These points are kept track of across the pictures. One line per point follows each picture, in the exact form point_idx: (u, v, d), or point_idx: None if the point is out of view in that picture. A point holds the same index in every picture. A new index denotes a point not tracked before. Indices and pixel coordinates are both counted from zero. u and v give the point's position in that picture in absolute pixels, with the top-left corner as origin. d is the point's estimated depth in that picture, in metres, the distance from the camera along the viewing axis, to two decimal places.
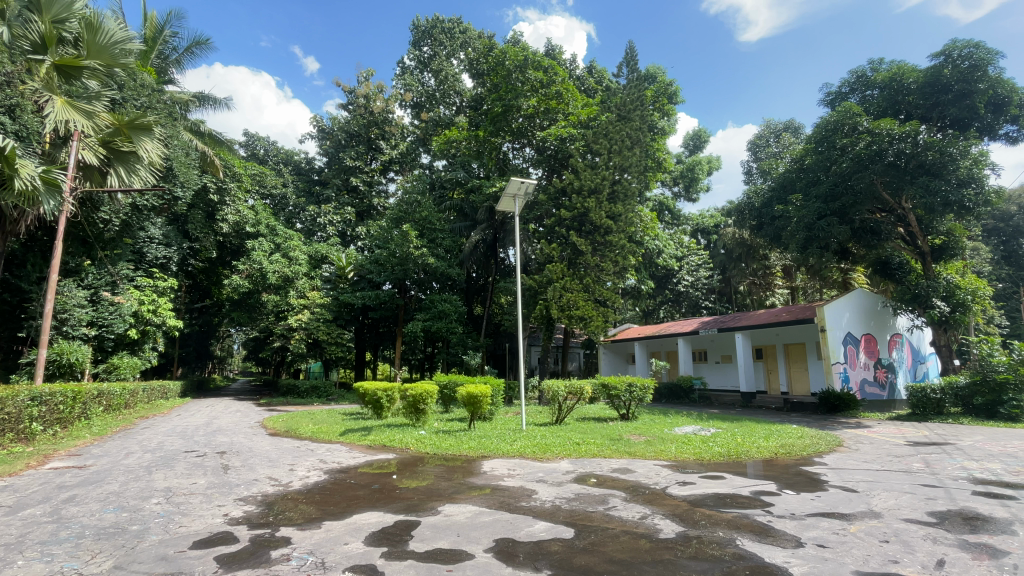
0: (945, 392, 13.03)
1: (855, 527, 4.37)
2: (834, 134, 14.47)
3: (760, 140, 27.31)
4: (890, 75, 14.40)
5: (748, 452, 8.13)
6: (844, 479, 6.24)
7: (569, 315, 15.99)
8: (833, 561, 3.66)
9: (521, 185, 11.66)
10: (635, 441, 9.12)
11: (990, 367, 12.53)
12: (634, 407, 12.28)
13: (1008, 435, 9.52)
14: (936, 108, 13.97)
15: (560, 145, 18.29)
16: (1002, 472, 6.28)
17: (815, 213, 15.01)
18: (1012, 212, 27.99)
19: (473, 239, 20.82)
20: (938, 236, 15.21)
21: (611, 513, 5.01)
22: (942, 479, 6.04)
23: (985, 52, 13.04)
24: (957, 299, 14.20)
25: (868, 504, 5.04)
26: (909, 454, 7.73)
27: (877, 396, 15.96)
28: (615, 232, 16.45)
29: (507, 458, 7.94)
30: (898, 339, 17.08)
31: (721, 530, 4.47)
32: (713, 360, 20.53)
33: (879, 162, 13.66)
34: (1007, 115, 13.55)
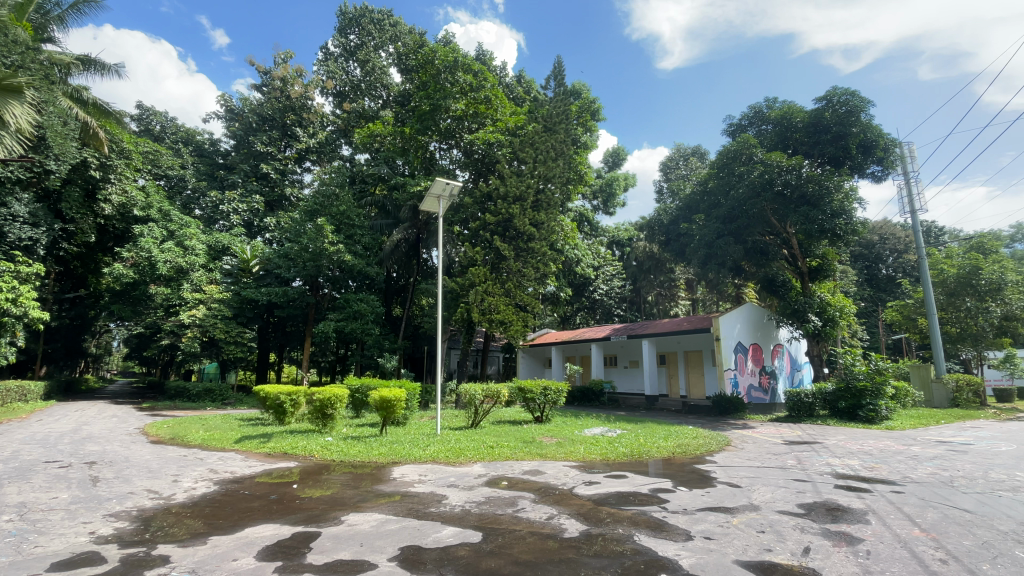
0: (815, 397, 14.83)
1: (737, 519, 4.80)
2: (733, 161, 15.90)
3: (671, 162, 29.38)
4: (782, 113, 16.13)
5: (650, 452, 8.63)
6: (730, 475, 6.84)
7: (490, 319, 16.08)
8: (717, 552, 3.99)
9: (446, 187, 11.53)
10: (546, 443, 9.34)
11: (853, 376, 14.31)
12: (548, 410, 12.54)
13: (863, 435, 11.00)
14: (817, 146, 15.88)
15: (487, 150, 18.40)
16: (859, 468, 7.22)
17: (714, 233, 16.70)
18: (872, 241, 32.55)
19: (394, 237, 20.26)
20: (814, 258, 17.10)
21: (519, 516, 5.07)
22: (811, 475, 6.82)
23: (859, 100, 15.12)
24: (828, 315, 16.22)
25: (750, 498, 5.56)
26: (785, 452, 8.66)
27: (761, 399, 17.68)
28: (537, 240, 16.79)
29: (418, 463, 7.75)
30: (780, 348, 19.10)
31: (622, 527, 4.69)
32: (622, 365, 21.62)
33: (769, 190, 15.27)
34: (874, 157, 15.54)
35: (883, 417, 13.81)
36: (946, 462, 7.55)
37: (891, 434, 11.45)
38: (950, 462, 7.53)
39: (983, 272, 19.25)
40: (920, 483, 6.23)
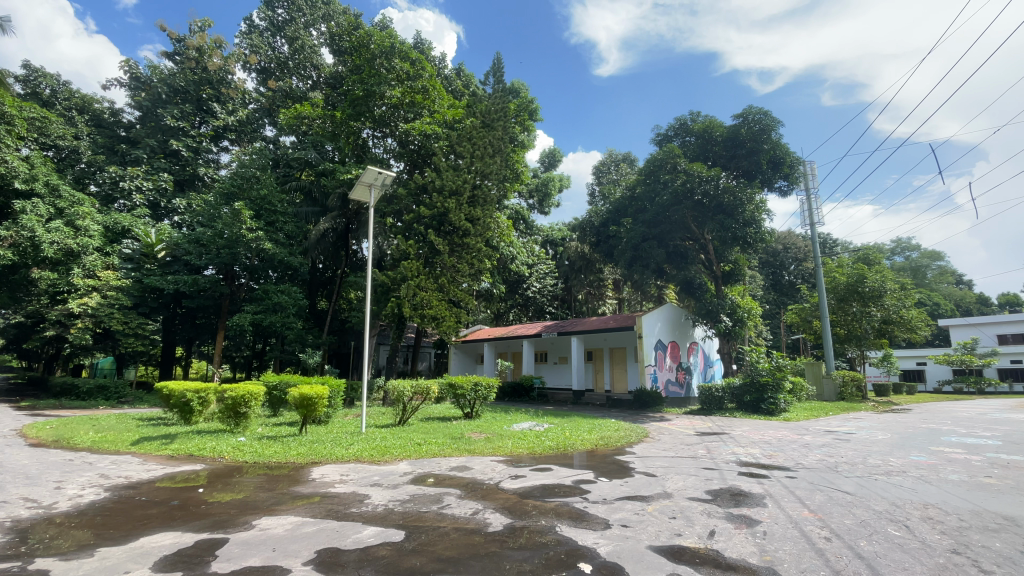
0: (725, 391, 16.06)
1: (651, 507, 5.08)
2: (659, 169, 16.79)
3: (603, 166, 30.47)
4: (704, 127, 17.20)
5: (574, 444, 8.92)
6: (648, 465, 7.23)
7: (421, 314, 15.80)
8: (632, 539, 4.19)
9: (378, 176, 11.11)
10: (475, 439, 9.35)
11: (757, 371, 15.62)
12: (478, 406, 12.54)
13: (764, 426, 12.06)
14: (734, 159, 17.12)
15: (423, 142, 18.05)
16: (759, 456, 7.91)
17: (640, 236, 17.52)
18: (778, 250, 35.71)
19: (321, 227, 19.40)
20: (727, 263, 18.48)
21: (444, 512, 5.03)
22: (718, 463, 7.38)
23: (770, 120, 16.50)
24: (738, 315, 17.60)
25: (664, 486, 5.91)
26: (696, 442, 9.30)
27: (677, 393, 18.81)
28: (473, 235, 16.67)
29: (340, 463, 7.46)
30: (695, 346, 20.44)
31: (544, 519, 4.80)
32: (552, 361, 22.14)
33: (689, 198, 16.41)
34: (781, 173, 16.99)
35: (782, 409, 15.23)
36: (831, 449, 8.46)
37: (787, 424, 12.66)
38: (834, 449, 8.45)
39: (867, 280, 21.78)
40: (810, 469, 6.95)
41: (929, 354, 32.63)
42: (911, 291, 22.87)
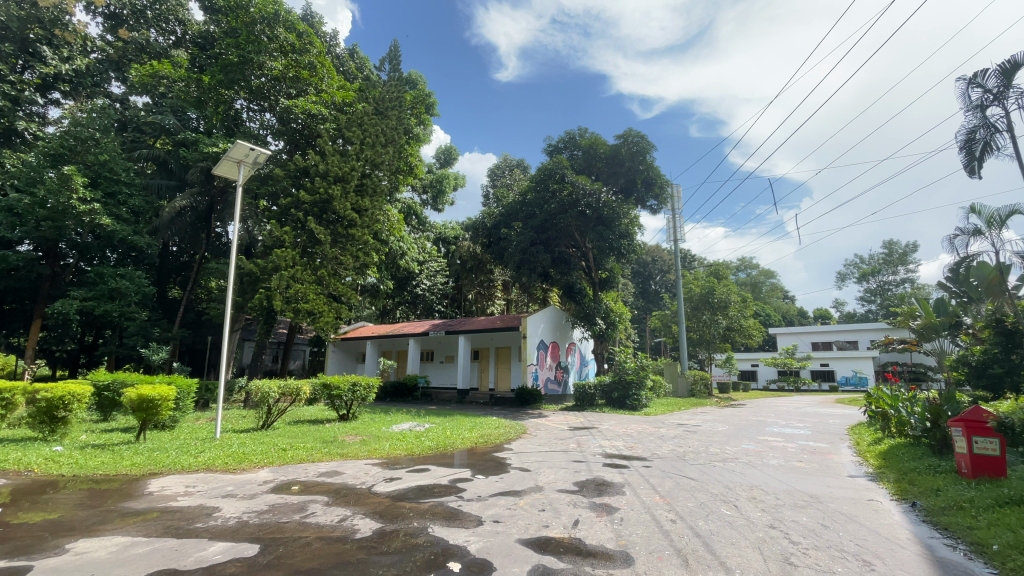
0: (597, 389, 17.29)
1: (523, 501, 5.26)
2: (548, 179, 17.57)
3: (498, 169, 31.02)
4: (590, 143, 18.35)
5: (453, 443, 8.91)
6: (523, 461, 7.50)
7: (295, 308, 14.61)
8: (502, 534, 4.30)
9: (249, 153, 10.04)
10: (348, 442, 8.89)
11: (624, 370, 17.09)
12: (355, 406, 11.95)
13: (628, 420, 13.22)
14: (613, 176, 18.53)
15: (308, 122, 16.70)
16: (622, 448, 8.65)
17: (529, 240, 17.94)
18: (648, 261, 39.43)
19: (177, 204, 17.05)
20: (604, 271, 19.79)
21: (306, 521, 4.68)
22: (587, 455, 7.90)
23: (646, 143, 18.04)
24: (611, 319, 19.11)
25: (536, 480, 6.17)
26: (569, 437, 9.87)
27: (555, 391, 19.79)
28: (358, 226, 15.83)
29: (187, 473, 6.58)
30: (573, 346, 21.71)
31: (416, 520, 4.71)
32: (438, 360, 21.94)
33: (574, 208, 17.40)
34: (653, 193, 18.82)
35: (644, 404, 16.83)
36: (682, 440, 9.53)
37: (648, 418, 14.01)
38: (684, 440, 9.53)
39: (717, 292, 25.01)
40: (663, 458, 7.74)
41: (762, 357, 38.46)
42: (749, 303, 26.77)
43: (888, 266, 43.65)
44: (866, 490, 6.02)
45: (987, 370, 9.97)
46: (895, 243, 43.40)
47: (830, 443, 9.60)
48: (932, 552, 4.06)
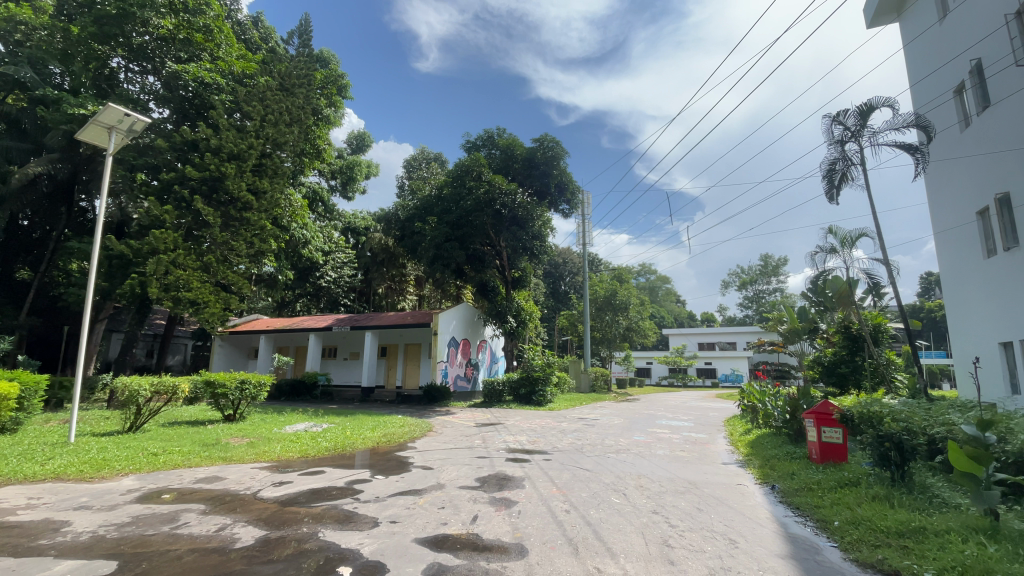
0: (505, 385, 17.55)
1: (422, 500, 5.19)
2: (465, 175, 17.55)
3: (415, 161, 30.31)
4: (507, 143, 18.59)
5: (353, 444, 8.55)
6: (425, 459, 7.40)
7: (175, 297, 13.21)
8: (398, 534, 4.21)
9: (122, 120, 8.81)
10: (234, 444, 8.17)
11: (532, 366, 17.54)
12: (243, 406, 11.01)
13: (534, 415, 13.59)
14: (529, 178, 18.85)
15: (199, 91, 15.01)
16: (525, 443, 8.87)
17: (443, 236, 17.38)
18: (559, 262, 40.83)
19: (31, 171, 14.55)
20: (518, 271, 19.58)
21: (177, 532, 4.23)
22: (490, 451, 7.99)
23: (560, 149, 18.62)
24: (521, 317, 19.55)
25: (437, 478, 6.12)
26: (474, 433, 9.92)
27: (464, 388, 19.73)
28: (255, 210, 14.49)
29: (29, 484, 5.62)
30: (484, 343, 21.87)
31: (307, 526, 4.44)
32: (341, 357, 20.94)
33: (490, 206, 17.39)
34: (565, 198, 19.47)
35: (548, 400, 17.43)
36: (581, 434, 10.00)
37: (551, 413, 14.52)
38: (583, 434, 10.01)
39: (619, 294, 26.60)
40: (563, 451, 8.06)
41: (656, 355, 41.62)
42: (647, 306, 28.78)
43: (764, 277, 49.32)
44: (736, 476, 6.76)
45: (838, 368, 12.30)
46: (770, 256, 49.04)
47: (709, 433, 10.62)
48: (785, 528, 4.66)
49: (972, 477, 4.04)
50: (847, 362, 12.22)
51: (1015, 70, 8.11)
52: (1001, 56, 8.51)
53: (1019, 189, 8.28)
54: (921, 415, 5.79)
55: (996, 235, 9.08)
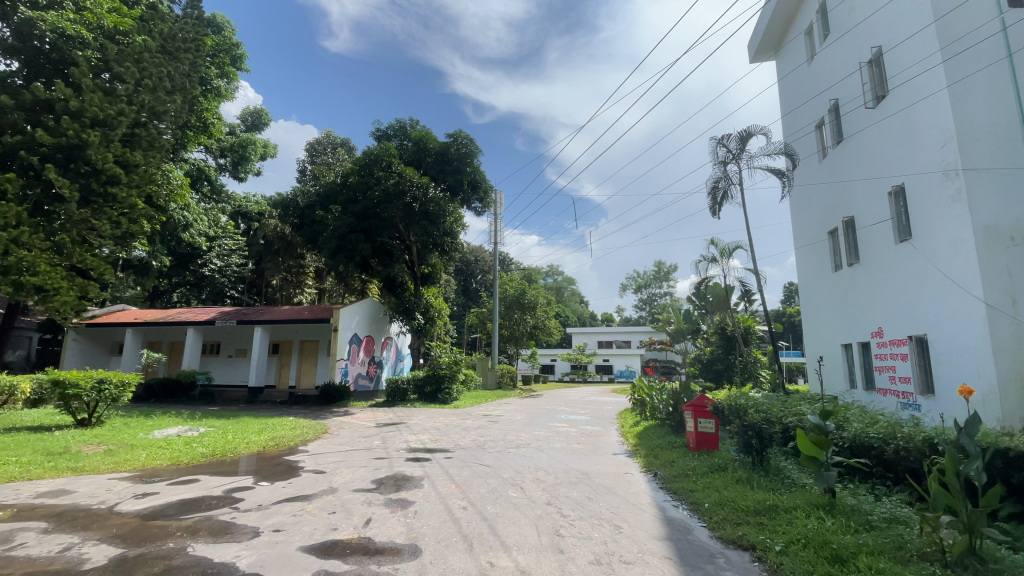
0: (409, 383, 17.15)
1: (311, 505, 4.89)
2: (374, 164, 16.89)
3: (320, 145, 28.59)
4: (420, 135, 18.24)
5: (235, 449, 7.83)
6: (318, 462, 6.99)
7: (15, 282, 11.17)
8: (282, 543, 3.93)
9: None
10: (87, 453, 7.09)
11: (439, 364, 17.33)
12: (101, 410, 9.62)
13: (438, 413, 13.46)
14: (442, 173, 18.54)
15: (59, 44, 12.25)
16: (427, 441, 8.75)
17: (347, 227, 16.63)
18: (470, 260, 40.78)
19: None
20: (427, 267, 19.38)
21: (7, 556, 3.56)
22: (389, 451, 7.75)
23: (474, 147, 18.59)
24: (429, 314, 19.32)
25: (330, 482, 5.81)
26: (374, 434, 9.57)
27: (366, 386, 18.96)
28: (123, 185, 12.24)
29: None
30: (389, 341, 21.23)
31: (174, 540, 3.99)
32: (225, 355, 19.10)
33: (400, 199, 16.87)
34: (478, 195, 19.37)
35: (453, 398, 17.37)
36: (484, 431, 10.08)
37: (455, 411, 14.50)
38: (486, 430, 10.09)
39: (527, 294, 27.24)
40: (464, 449, 8.08)
41: (560, 353, 43.25)
42: (553, 306, 29.83)
43: (657, 282, 53.49)
44: (624, 466, 7.24)
45: (715, 365, 13.75)
46: (664, 263, 53.26)
47: (603, 427, 11.26)
48: (664, 512, 5.08)
49: (815, 459, 4.72)
50: (722, 359, 13.72)
51: (863, 112, 9.54)
52: (853, 98, 9.96)
53: (861, 214, 9.78)
54: (778, 407, 6.66)
55: (843, 252, 10.62)
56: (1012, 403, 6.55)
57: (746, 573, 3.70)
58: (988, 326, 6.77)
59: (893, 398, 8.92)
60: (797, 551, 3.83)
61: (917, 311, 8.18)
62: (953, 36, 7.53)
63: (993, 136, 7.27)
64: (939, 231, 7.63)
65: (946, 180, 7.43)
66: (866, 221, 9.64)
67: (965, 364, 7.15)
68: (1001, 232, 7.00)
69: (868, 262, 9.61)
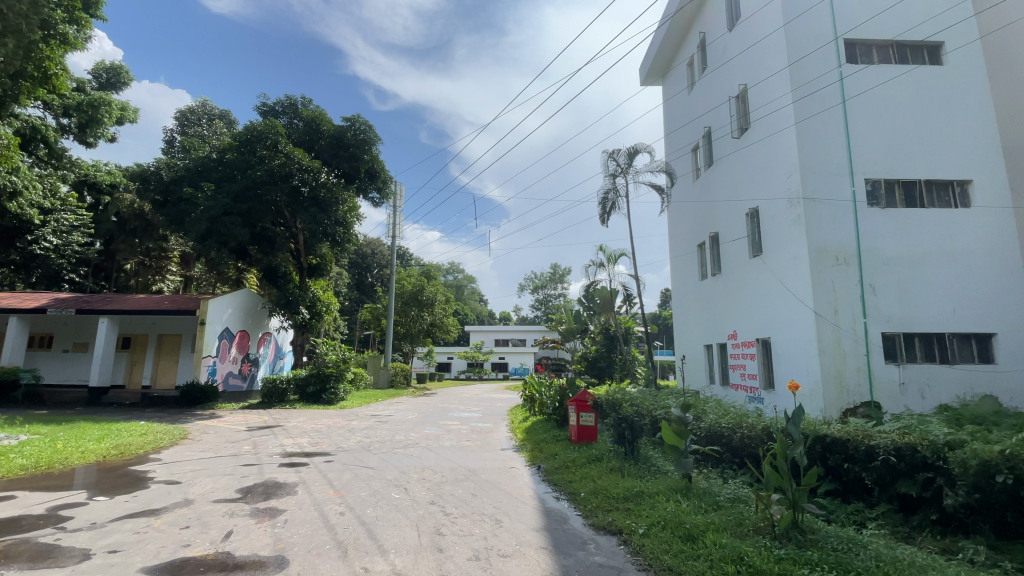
0: (290, 383, 15.97)
1: (160, 520, 4.32)
2: (257, 141, 15.34)
3: (193, 115, 25.41)
4: (313, 116, 17.02)
5: (66, 459, 6.65)
6: (172, 472, 6.19)
7: None
8: (118, 565, 3.41)
9: None
10: None
11: (324, 363, 16.21)
12: None
13: (321, 415, 12.67)
14: (336, 158, 17.44)
15: None
16: (305, 445, 8.18)
17: (221, 208, 14.96)
18: (365, 253, 39.03)
19: None
20: (315, 257, 18.18)
21: None
22: (261, 457, 7.13)
23: (373, 134, 17.71)
24: (316, 309, 18.10)
25: (185, 494, 5.17)
26: (244, 438, 8.73)
27: (237, 387, 17.22)
28: None
29: None
30: (268, 337, 19.55)
31: None
32: (60, 350, 16.20)
33: (285, 182, 15.52)
34: (376, 185, 18.46)
35: (340, 398, 16.43)
36: (370, 432, 9.69)
37: (341, 412, 13.73)
38: (373, 431, 9.71)
39: (425, 290, 26.79)
40: (346, 451, 7.71)
41: (456, 351, 43.13)
42: (451, 303, 29.65)
43: (552, 283, 55.80)
44: (509, 461, 7.43)
45: (598, 362, 14.65)
46: (559, 266, 55.64)
47: (494, 424, 11.44)
48: (543, 504, 5.28)
49: (676, 448, 5.21)
50: (604, 357, 14.65)
51: (729, 140, 10.80)
52: (722, 126, 11.24)
53: (724, 231, 11.09)
54: (649, 401, 7.30)
55: (709, 263, 11.95)
56: (832, 397, 7.85)
57: (612, 556, 3.99)
58: (816, 332, 8.04)
59: (742, 393, 10.23)
60: (657, 532, 4.21)
61: (764, 319, 9.46)
62: (801, 83, 8.83)
63: (826, 170, 8.64)
64: (783, 250, 8.89)
65: (790, 206, 8.69)
66: (728, 237, 10.93)
67: (798, 364, 8.43)
68: (829, 253, 8.34)
69: (728, 274, 10.90)
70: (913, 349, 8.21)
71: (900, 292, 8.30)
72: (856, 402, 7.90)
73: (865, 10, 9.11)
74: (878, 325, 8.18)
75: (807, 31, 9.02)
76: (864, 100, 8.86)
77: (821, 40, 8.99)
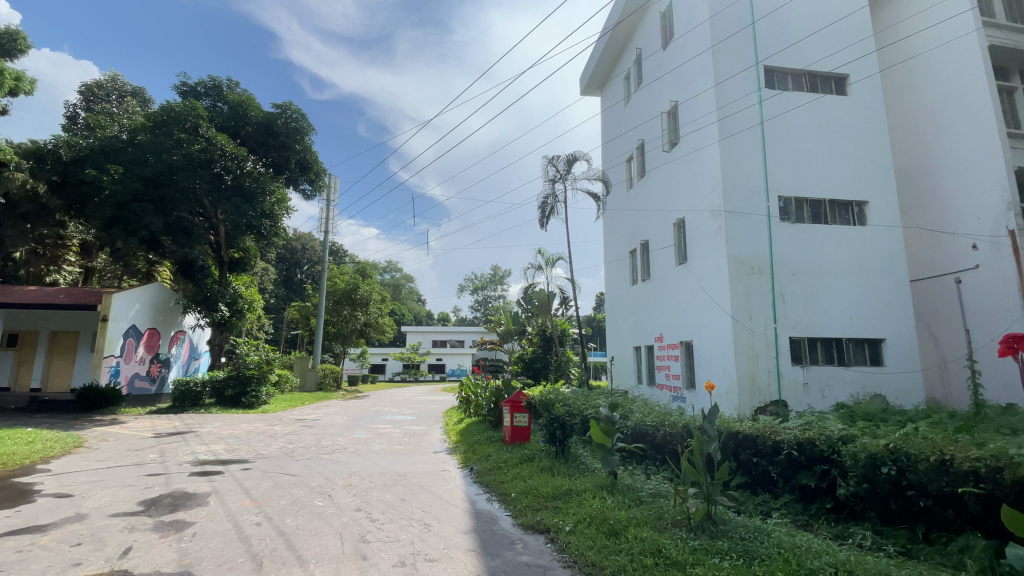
0: (205, 385, 14.93)
1: (46, 538, 3.87)
2: (174, 123, 14.11)
3: (100, 90, 22.98)
4: (240, 100, 15.98)
5: None
6: (62, 484, 5.55)
7: None
8: None
9: None
10: None
11: (244, 364, 15.17)
12: None
13: (240, 419, 11.89)
14: (264, 146, 16.48)
15: None
16: (220, 452, 7.63)
17: (130, 193, 13.67)
18: (296, 248, 37.18)
19: None
20: (237, 251, 17.06)
21: None
22: (169, 466, 6.56)
23: (306, 125, 16.90)
24: (237, 306, 17.00)
25: (77, 508, 4.66)
26: (150, 446, 8.00)
27: (144, 390, 15.75)
28: None
29: None
30: (181, 336, 18.09)
31: None
32: None
33: (205, 169, 14.45)
34: (307, 177, 17.64)
35: (262, 402, 15.46)
36: (294, 437, 9.22)
37: (263, 416, 12.95)
38: (297, 436, 9.25)
39: (359, 289, 25.91)
40: (267, 458, 7.28)
41: (391, 352, 42.11)
42: (387, 303, 28.90)
43: (491, 284, 55.98)
44: (441, 463, 7.34)
45: (534, 363, 14.85)
46: (499, 267, 55.92)
47: (427, 426, 11.27)
48: (473, 506, 5.27)
49: (603, 446, 5.40)
50: (540, 358, 14.87)
51: (661, 152, 11.35)
52: (654, 139, 11.80)
53: (654, 239, 11.63)
54: (579, 401, 7.48)
55: (639, 270, 12.49)
56: (744, 396, 8.46)
57: (539, 555, 4.06)
58: (733, 335, 8.64)
59: (666, 393, 10.77)
60: (582, 529, 4.34)
61: (688, 323, 10.03)
62: (724, 103, 9.46)
63: (745, 186, 9.31)
64: (706, 259, 9.47)
65: (713, 218, 9.28)
66: (657, 245, 11.48)
67: (716, 366, 9.01)
68: (745, 263, 8.98)
69: (656, 280, 11.45)
70: (815, 352, 9.03)
71: (805, 299, 9.11)
72: (766, 401, 8.57)
73: (781, 40, 9.94)
74: (787, 330, 8.92)
75: (732, 54, 9.68)
76: (780, 122, 9.65)
77: (743, 64, 9.69)
